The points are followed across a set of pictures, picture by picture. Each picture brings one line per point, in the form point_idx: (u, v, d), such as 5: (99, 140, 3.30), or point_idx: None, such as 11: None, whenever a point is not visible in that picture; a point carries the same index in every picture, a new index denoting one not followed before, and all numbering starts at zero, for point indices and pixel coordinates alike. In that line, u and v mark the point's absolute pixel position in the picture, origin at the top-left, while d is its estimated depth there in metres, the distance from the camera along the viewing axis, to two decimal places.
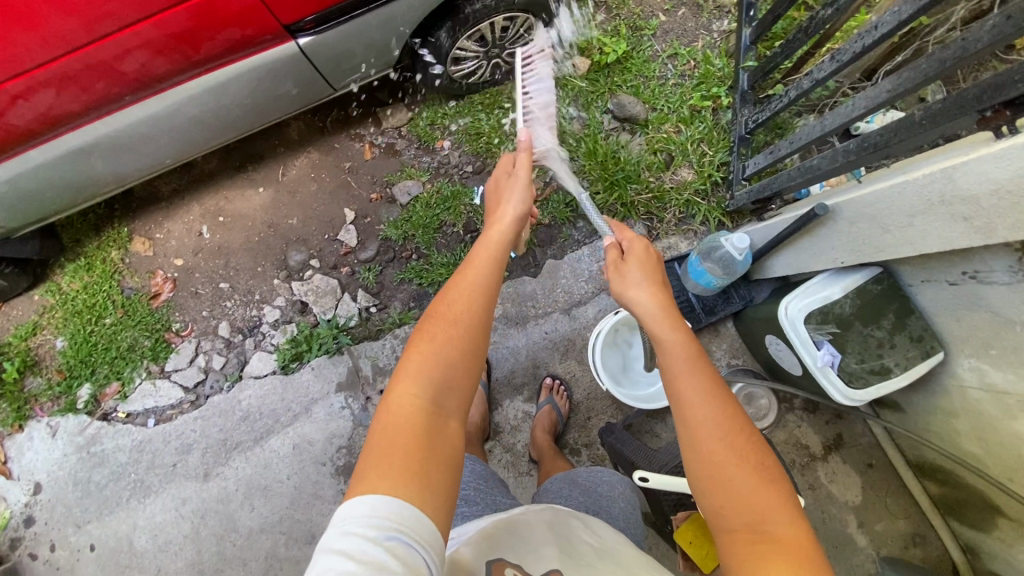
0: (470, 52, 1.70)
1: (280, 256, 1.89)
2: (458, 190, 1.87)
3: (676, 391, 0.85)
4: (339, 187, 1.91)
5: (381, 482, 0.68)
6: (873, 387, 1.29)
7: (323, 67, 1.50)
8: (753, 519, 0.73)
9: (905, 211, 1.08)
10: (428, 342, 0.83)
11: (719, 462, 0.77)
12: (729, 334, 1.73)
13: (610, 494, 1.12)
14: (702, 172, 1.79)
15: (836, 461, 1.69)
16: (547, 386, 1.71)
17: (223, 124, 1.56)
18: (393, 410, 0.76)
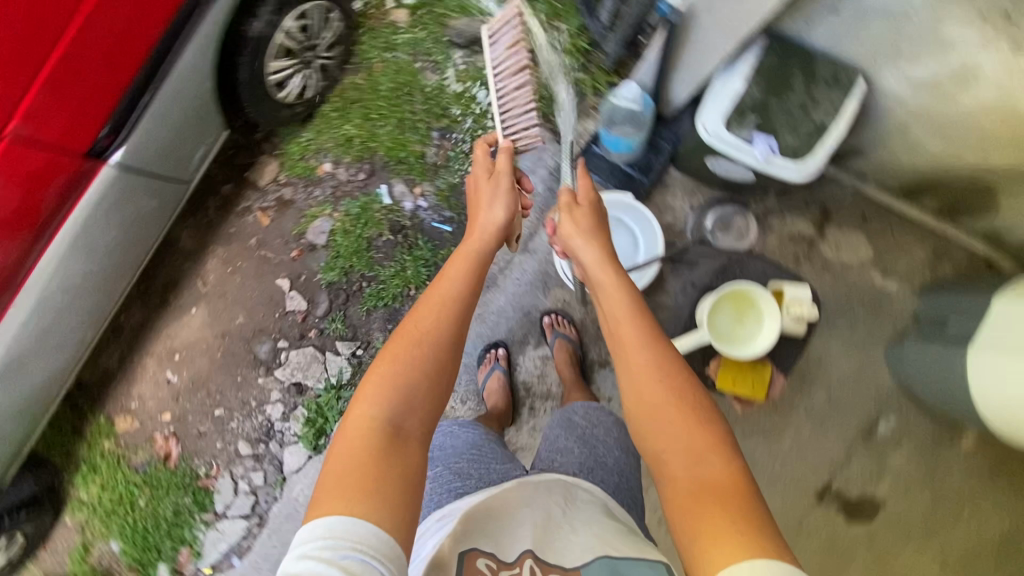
0: (285, 67, 1.58)
1: (250, 357, 1.85)
2: (365, 201, 1.80)
3: (625, 348, 0.98)
4: (260, 266, 1.85)
5: (335, 502, 0.77)
6: (817, 150, 1.26)
7: (164, 162, 1.42)
8: (696, 462, 0.82)
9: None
10: (390, 359, 0.93)
11: (665, 411, 0.89)
12: (677, 179, 1.67)
13: (605, 440, 1.15)
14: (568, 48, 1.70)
15: (833, 232, 1.66)
16: (548, 324, 1.70)
17: (113, 271, 1.49)
18: (351, 425, 0.87)
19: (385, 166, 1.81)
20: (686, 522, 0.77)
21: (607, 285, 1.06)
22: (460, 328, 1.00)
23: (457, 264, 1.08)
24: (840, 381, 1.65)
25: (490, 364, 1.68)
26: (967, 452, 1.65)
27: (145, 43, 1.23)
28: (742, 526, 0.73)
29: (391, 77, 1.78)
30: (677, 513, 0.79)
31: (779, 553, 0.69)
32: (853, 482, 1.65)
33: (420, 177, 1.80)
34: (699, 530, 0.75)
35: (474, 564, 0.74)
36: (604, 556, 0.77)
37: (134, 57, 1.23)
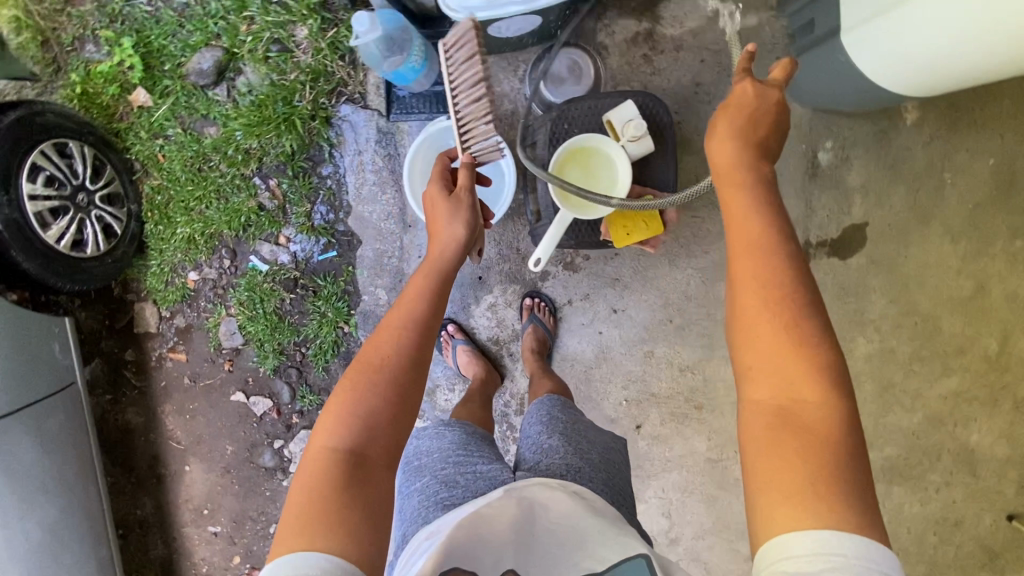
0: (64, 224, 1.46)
1: (262, 471, 1.86)
2: (247, 279, 1.73)
3: (738, 252, 0.83)
4: (209, 395, 1.82)
5: (298, 538, 0.76)
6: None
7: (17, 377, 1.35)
8: (791, 383, 0.73)
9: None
10: (348, 390, 0.90)
11: (767, 341, 0.76)
12: (492, 64, 1.52)
13: (590, 440, 1.09)
14: (305, 12, 1.52)
15: (666, 7, 1.49)
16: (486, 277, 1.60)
17: (69, 491, 1.48)
18: (310, 458, 0.84)
19: (240, 239, 1.71)
20: (758, 457, 0.71)
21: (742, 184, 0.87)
22: (427, 350, 0.97)
23: (421, 277, 1.03)
24: None
25: (450, 344, 1.62)
26: (915, 123, 1.54)
27: None
28: (822, 488, 0.67)
29: (178, 157, 1.63)
30: (751, 449, 0.73)
31: (857, 525, 0.65)
32: (827, 222, 1.57)
33: (277, 226, 1.69)
34: (779, 475, 0.69)
35: None
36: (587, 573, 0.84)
37: None
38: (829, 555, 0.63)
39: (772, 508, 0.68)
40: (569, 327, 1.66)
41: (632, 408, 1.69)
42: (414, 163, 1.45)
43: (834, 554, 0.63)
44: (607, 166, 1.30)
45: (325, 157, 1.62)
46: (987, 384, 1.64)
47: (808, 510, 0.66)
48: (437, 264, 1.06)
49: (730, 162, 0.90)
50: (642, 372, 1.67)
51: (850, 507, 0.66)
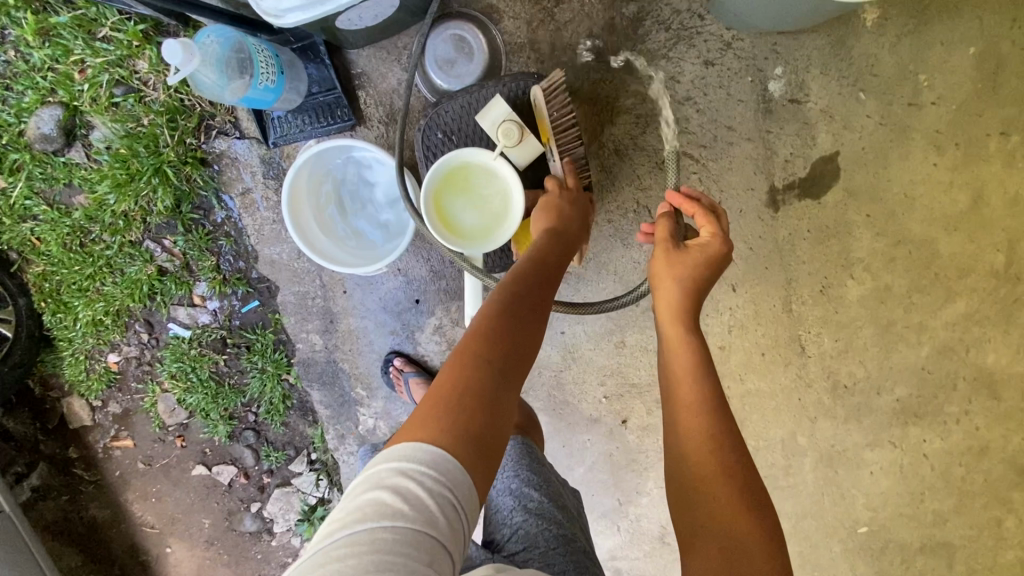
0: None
1: (246, 539, 1.76)
2: (171, 349, 1.56)
3: (674, 404, 0.83)
4: (169, 474, 1.70)
5: (447, 438, 0.63)
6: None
7: None
8: (734, 543, 0.70)
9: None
10: (503, 314, 0.78)
11: (706, 487, 0.75)
12: (369, 58, 1.29)
13: (571, 520, 0.92)
14: (140, 41, 1.32)
15: None
16: None
17: None
18: (462, 352, 0.73)
19: (150, 308, 1.54)
20: None
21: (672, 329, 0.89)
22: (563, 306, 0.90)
23: (561, 241, 0.99)
24: (695, 86, 1.33)
25: (401, 377, 1.45)
26: (870, 20, 1.31)
27: None
28: None
29: (53, 236, 1.44)
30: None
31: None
32: (792, 160, 1.36)
33: (185, 287, 1.50)
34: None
35: None
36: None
37: None
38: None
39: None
40: None
41: (615, 404, 1.53)
42: (296, 188, 1.20)
43: None
44: (489, 178, 1.12)
45: (215, 202, 1.44)
46: (1004, 302, 1.45)
47: None
48: (557, 244, 0.98)
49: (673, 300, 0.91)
50: (617, 364, 1.51)
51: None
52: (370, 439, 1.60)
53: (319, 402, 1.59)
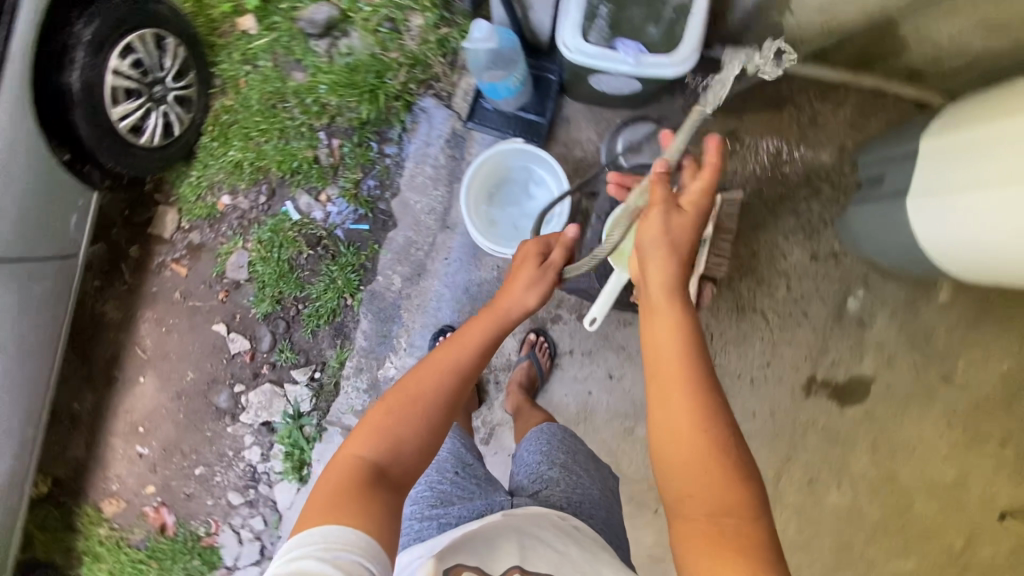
0: (136, 107, 1.49)
1: (211, 410, 1.81)
2: (275, 221, 1.73)
3: (663, 386, 0.85)
4: (192, 317, 1.79)
5: (326, 515, 0.82)
6: (700, 7, 1.12)
7: (28, 241, 1.36)
8: (721, 509, 0.78)
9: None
10: (386, 415, 0.97)
11: (687, 455, 0.80)
12: (578, 111, 1.58)
13: (588, 469, 1.09)
14: (427, 5, 1.62)
15: (751, 117, 1.54)
16: (529, 342, 1.62)
17: (25, 365, 1.45)
18: (338, 466, 0.92)
19: (283, 182, 1.73)
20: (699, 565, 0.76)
21: (657, 307, 0.89)
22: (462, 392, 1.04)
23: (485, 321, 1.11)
24: (799, 270, 1.57)
25: None
26: (946, 303, 1.57)
27: None
28: None
29: (258, 88, 1.68)
30: (691, 555, 0.77)
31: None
32: (836, 367, 1.58)
33: (323, 183, 1.71)
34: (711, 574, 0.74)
35: None
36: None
37: None
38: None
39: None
40: (561, 377, 1.65)
41: None
42: (474, 177, 1.48)
43: None
44: None
45: (393, 136, 1.68)
46: None
47: None
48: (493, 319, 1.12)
49: (662, 280, 0.89)
50: (614, 447, 1.64)
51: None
52: (378, 387, 1.72)
53: (360, 332, 1.72)
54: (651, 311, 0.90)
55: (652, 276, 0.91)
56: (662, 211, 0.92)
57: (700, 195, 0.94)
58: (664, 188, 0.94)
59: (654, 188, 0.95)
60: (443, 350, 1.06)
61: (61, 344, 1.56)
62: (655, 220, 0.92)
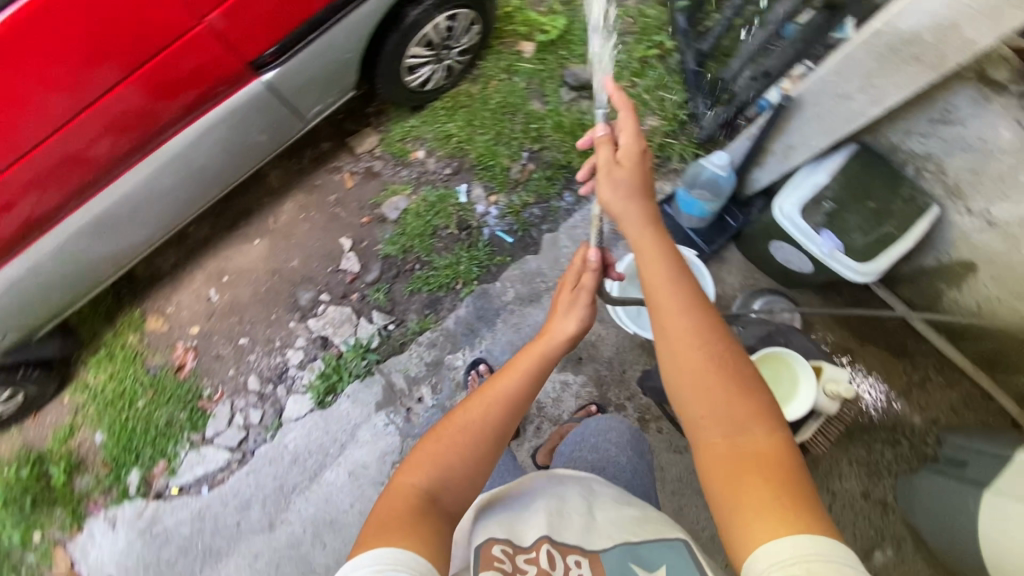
0: (423, 59, 1.78)
1: (290, 300, 1.93)
2: (443, 193, 1.94)
3: (665, 328, 0.85)
4: (329, 220, 1.97)
5: (380, 538, 0.73)
6: (909, 233, 1.29)
7: (289, 104, 1.58)
8: (736, 437, 0.76)
9: (841, 80, 1.12)
10: (438, 442, 0.88)
11: (700, 380, 0.80)
12: (736, 258, 1.76)
13: (619, 441, 1.18)
14: (666, 115, 1.82)
15: (870, 349, 1.69)
16: (585, 408, 1.69)
17: (205, 183, 1.62)
18: (392, 496, 0.82)
19: (471, 168, 1.96)
20: (727, 496, 0.72)
21: (648, 262, 0.91)
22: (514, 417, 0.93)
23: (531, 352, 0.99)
24: (846, 497, 1.63)
25: None
26: None
27: (295, 15, 1.40)
28: (789, 503, 0.69)
29: (502, 95, 1.96)
30: (722, 497, 0.73)
31: (831, 538, 0.65)
32: None
33: (499, 188, 1.93)
34: (747, 506, 0.70)
35: (491, 550, 0.76)
36: (625, 543, 0.80)
37: (280, 25, 1.39)
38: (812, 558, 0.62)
39: (750, 524, 0.68)
40: None
41: None
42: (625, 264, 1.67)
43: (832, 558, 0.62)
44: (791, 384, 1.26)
45: (578, 189, 1.91)
46: None
47: (785, 521, 0.67)
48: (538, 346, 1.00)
49: (646, 243, 0.93)
50: None
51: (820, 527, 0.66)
52: (438, 368, 1.81)
53: (452, 316, 1.86)
54: (648, 290, 0.89)
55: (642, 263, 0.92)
56: (615, 187, 0.96)
57: (636, 149, 0.97)
58: (607, 165, 0.98)
59: (598, 152, 0.99)
60: (500, 373, 0.97)
61: (234, 182, 1.74)
62: (615, 199, 0.97)
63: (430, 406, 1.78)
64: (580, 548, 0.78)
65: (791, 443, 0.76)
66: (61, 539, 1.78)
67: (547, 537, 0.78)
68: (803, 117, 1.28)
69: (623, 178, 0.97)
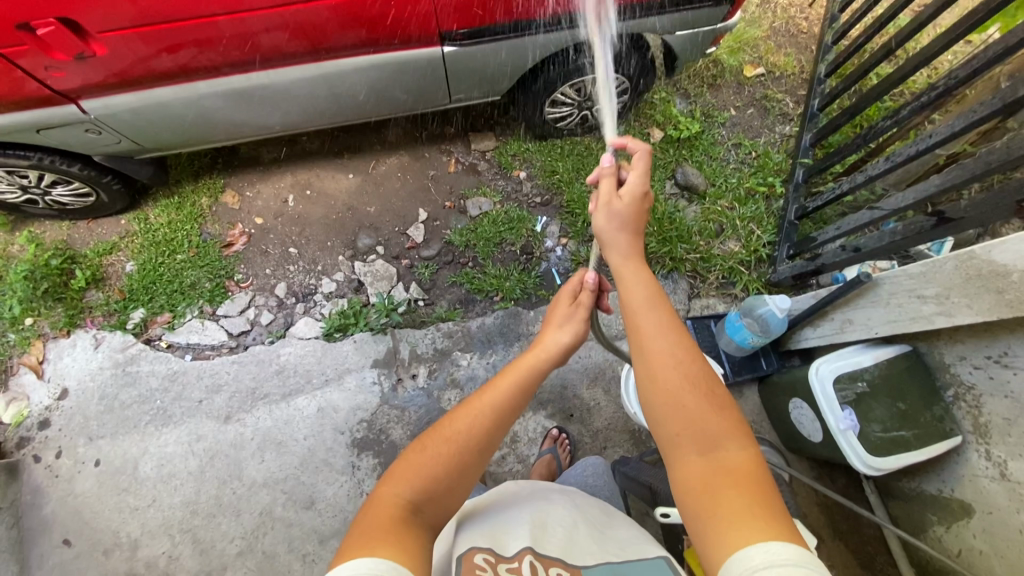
0: (567, 100, 1.96)
1: (350, 237, 2.05)
2: (524, 215, 2.06)
3: (645, 355, 0.88)
4: (419, 189, 2.12)
5: (361, 549, 0.67)
6: (924, 448, 1.31)
7: (437, 82, 1.75)
8: (712, 454, 0.78)
9: (920, 282, 1.20)
10: (421, 451, 0.82)
11: (677, 400, 0.83)
12: (752, 398, 1.80)
13: (595, 479, 1.26)
14: (749, 246, 1.94)
15: (834, 544, 1.67)
16: (552, 436, 1.74)
17: (336, 107, 1.79)
18: (374, 509, 0.75)
19: (558, 207, 2.10)
20: (706, 516, 0.72)
21: (634, 290, 0.94)
22: (505, 431, 0.88)
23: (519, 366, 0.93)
24: None
25: None
26: None
27: (487, 16, 1.55)
28: (765, 515, 0.69)
29: None
30: (696, 514, 0.74)
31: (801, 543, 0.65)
32: None
33: (573, 235, 2.04)
34: (721, 518, 0.71)
35: (472, 558, 0.70)
36: (607, 563, 0.74)
37: (470, 18, 1.55)
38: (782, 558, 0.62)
39: (724, 536, 0.69)
40: None
41: None
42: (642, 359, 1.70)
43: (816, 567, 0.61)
44: None
45: None
46: None
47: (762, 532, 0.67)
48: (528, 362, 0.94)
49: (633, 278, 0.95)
50: None
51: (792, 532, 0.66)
52: (443, 358, 1.84)
53: (479, 320, 1.91)
54: (631, 321, 0.92)
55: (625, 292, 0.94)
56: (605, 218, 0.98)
57: (639, 190, 0.97)
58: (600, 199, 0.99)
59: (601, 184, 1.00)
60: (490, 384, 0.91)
61: (361, 119, 1.91)
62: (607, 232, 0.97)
63: (419, 386, 1.81)
64: (562, 561, 0.72)
65: (761, 460, 0.78)
66: (46, 334, 1.85)
67: (529, 548, 0.72)
68: (874, 298, 1.35)
69: (620, 211, 0.98)
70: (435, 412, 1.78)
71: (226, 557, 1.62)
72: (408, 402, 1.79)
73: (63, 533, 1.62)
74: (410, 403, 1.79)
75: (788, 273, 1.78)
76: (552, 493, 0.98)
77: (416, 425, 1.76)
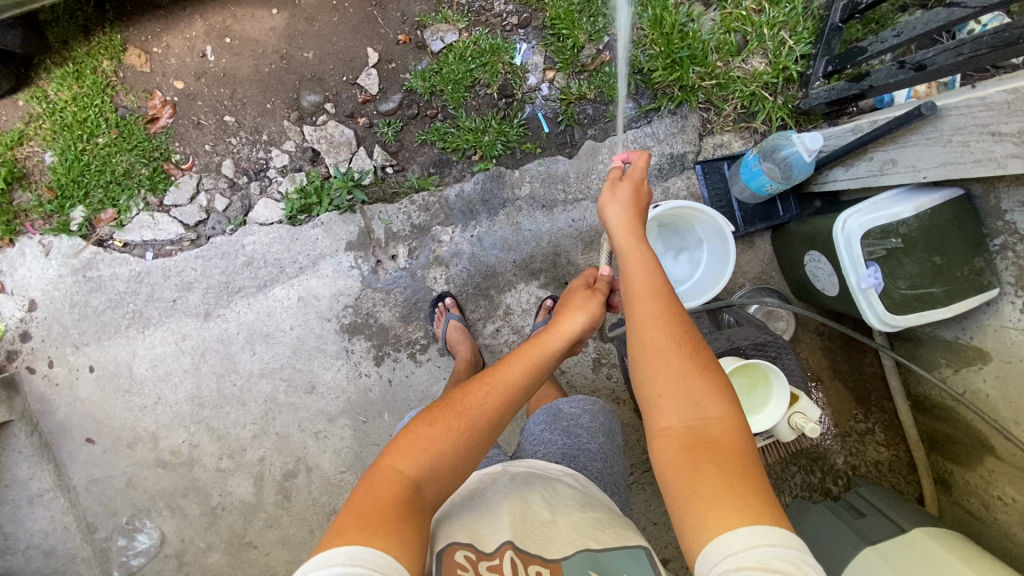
0: None
1: (291, 95, 1.71)
2: (498, 44, 1.65)
3: (638, 321, 0.91)
4: (363, 22, 1.70)
5: (358, 535, 0.69)
6: (953, 304, 1.20)
7: None
8: (695, 421, 0.80)
9: (1002, 115, 1.01)
10: (431, 426, 0.83)
11: (663, 365, 0.85)
12: (763, 248, 1.64)
13: (591, 430, 1.14)
14: (776, 64, 1.57)
15: (833, 386, 1.68)
16: (546, 308, 1.63)
17: None
18: (379, 481, 0.78)
19: (539, 28, 1.68)
20: (684, 486, 0.75)
21: (633, 262, 0.98)
22: (509, 419, 0.89)
23: (526, 349, 0.95)
24: None
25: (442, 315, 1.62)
26: None
27: None
28: (741, 489, 0.72)
29: None
30: (677, 489, 0.76)
31: (782, 526, 0.68)
32: None
33: (561, 66, 1.67)
34: (703, 497, 0.72)
35: (453, 556, 0.73)
36: (586, 550, 0.75)
37: None
38: (766, 544, 0.65)
39: (704, 516, 0.71)
40: None
41: None
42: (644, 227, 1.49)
43: (794, 549, 0.64)
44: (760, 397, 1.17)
45: (643, 102, 1.64)
46: None
47: (737, 511, 0.70)
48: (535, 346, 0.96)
49: (637, 253, 0.99)
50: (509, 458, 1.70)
51: (772, 513, 0.69)
52: (422, 235, 1.67)
53: (458, 188, 1.68)
54: (630, 296, 0.95)
55: (628, 270, 0.98)
56: (614, 203, 1.05)
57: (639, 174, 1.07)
58: (611, 183, 1.08)
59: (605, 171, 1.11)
60: (507, 362, 0.93)
61: None
62: (617, 215, 1.03)
63: (401, 267, 1.68)
64: (542, 559, 0.73)
65: (746, 432, 0.81)
66: None
67: (511, 544, 0.74)
68: (931, 134, 1.14)
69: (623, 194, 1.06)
70: (422, 292, 1.68)
71: (243, 440, 1.69)
72: (392, 284, 1.68)
73: (83, 433, 1.69)
74: (395, 285, 1.68)
75: (823, 99, 1.47)
76: (534, 468, 0.97)
77: (403, 306, 1.68)
